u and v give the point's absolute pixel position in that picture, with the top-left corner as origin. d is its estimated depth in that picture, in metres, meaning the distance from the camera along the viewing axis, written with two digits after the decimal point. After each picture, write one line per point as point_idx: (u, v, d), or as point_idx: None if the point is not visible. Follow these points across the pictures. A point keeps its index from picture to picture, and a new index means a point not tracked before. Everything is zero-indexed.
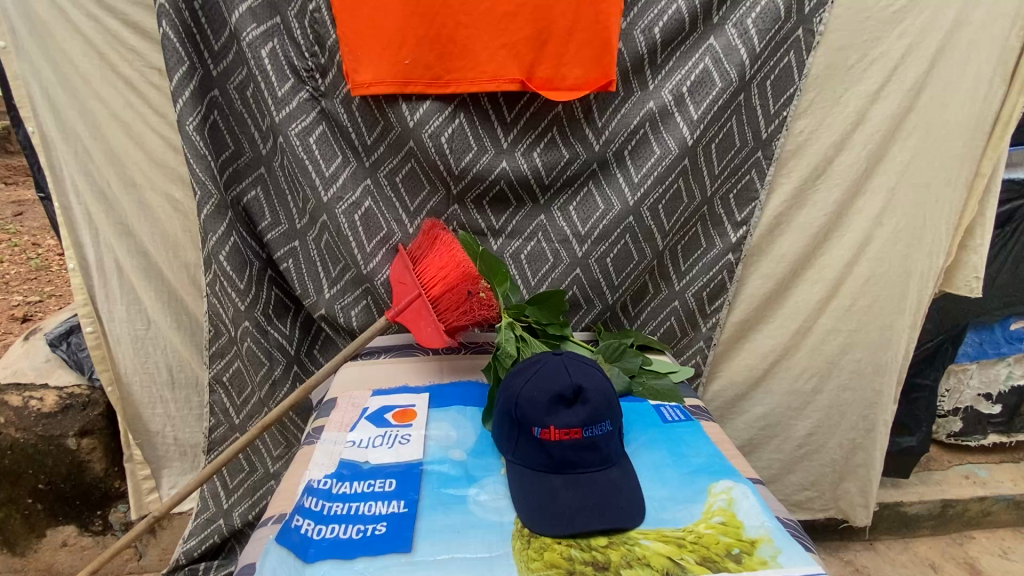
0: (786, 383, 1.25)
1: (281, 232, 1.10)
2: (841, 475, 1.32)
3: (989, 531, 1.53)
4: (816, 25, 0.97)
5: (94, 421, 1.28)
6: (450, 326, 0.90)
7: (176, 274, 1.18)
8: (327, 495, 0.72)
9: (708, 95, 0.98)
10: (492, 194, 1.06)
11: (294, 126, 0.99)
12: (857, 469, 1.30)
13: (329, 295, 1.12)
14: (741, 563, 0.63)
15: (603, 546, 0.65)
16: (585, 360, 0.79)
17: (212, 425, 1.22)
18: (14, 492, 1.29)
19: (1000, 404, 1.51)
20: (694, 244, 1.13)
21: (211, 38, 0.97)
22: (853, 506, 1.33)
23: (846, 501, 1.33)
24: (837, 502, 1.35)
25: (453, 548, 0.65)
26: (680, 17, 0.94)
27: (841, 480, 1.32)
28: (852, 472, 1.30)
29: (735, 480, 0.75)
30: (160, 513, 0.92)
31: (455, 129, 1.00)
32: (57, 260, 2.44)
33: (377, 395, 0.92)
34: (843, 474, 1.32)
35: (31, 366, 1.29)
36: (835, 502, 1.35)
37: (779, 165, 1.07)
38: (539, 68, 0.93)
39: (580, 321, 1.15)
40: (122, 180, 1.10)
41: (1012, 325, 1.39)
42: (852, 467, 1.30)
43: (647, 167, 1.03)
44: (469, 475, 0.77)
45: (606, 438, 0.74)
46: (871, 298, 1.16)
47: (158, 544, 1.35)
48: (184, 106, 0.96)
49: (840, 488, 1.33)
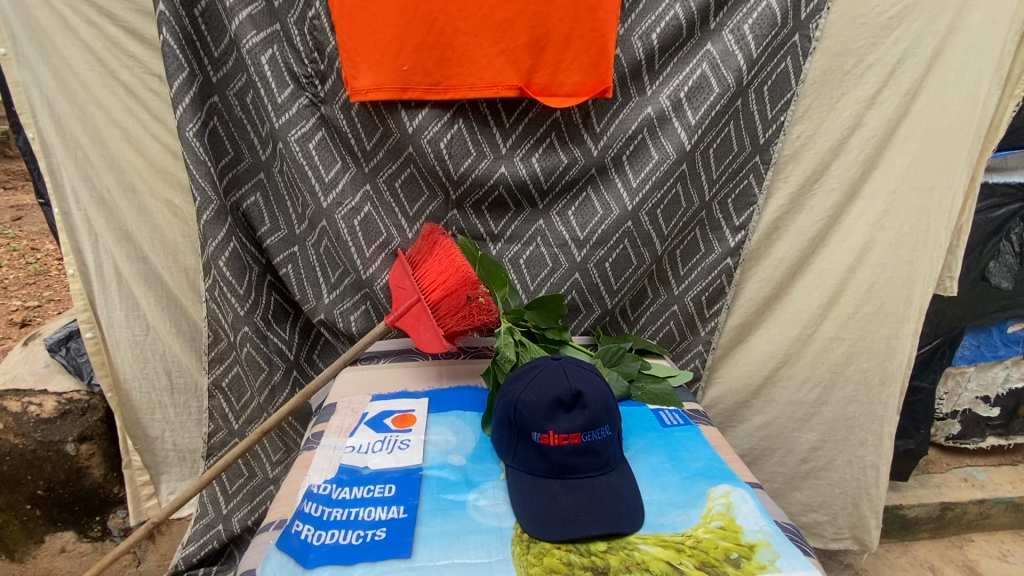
0: (788, 392, 1.25)
1: (281, 237, 1.10)
2: (854, 500, 1.28)
3: (988, 534, 1.53)
4: (812, 31, 0.98)
5: (93, 426, 1.28)
6: (450, 330, 0.91)
7: (175, 279, 1.18)
8: (327, 500, 0.72)
9: (706, 100, 0.98)
10: (491, 199, 1.06)
11: (294, 132, 0.99)
12: (868, 490, 1.26)
13: (328, 300, 1.12)
14: (740, 567, 0.63)
15: (602, 550, 0.66)
16: (584, 364, 0.80)
17: (211, 430, 1.23)
18: (13, 497, 1.29)
19: (998, 407, 1.52)
20: (693, 248, 1.14)
21: (211, 45, 0.98)
22: (867, 532, 1.29)
23: (859, 526, 1.30)
24: (851, 528, 1.31)
25: (452, 553, 0.65)
26: (677, 23, 0.95)
27: (854, 504, 1.28)
28: (864, 496, 1.27)
29: (734, 484, 0.76)
30: (158, 520, 0.90)
31: (454, 134, 1.01)
32: (56, 264, 2.45)
33: (376, 400, 0.92)
34: (855, 497, 1.28)
35: (30, 372, 1.28)
36: (848, 528, 1.32)
37: (777, 169, 1.08)
38: (537, 74, 0.93)
39: (579, 325, 1.16)
40: (122, 185, 1.10)
41: (1010, 327, 1.39)
42: (864, 489, 1.27)
43: (646, 172, 1.03)
44: (469, 479, 0.77)
45: (606, 442, 0.75)
46: (876, 304, 1.14)
47: (157, 549, 1.35)
48: (184, 112, 0.96)
49: (854, 512, 1.29)
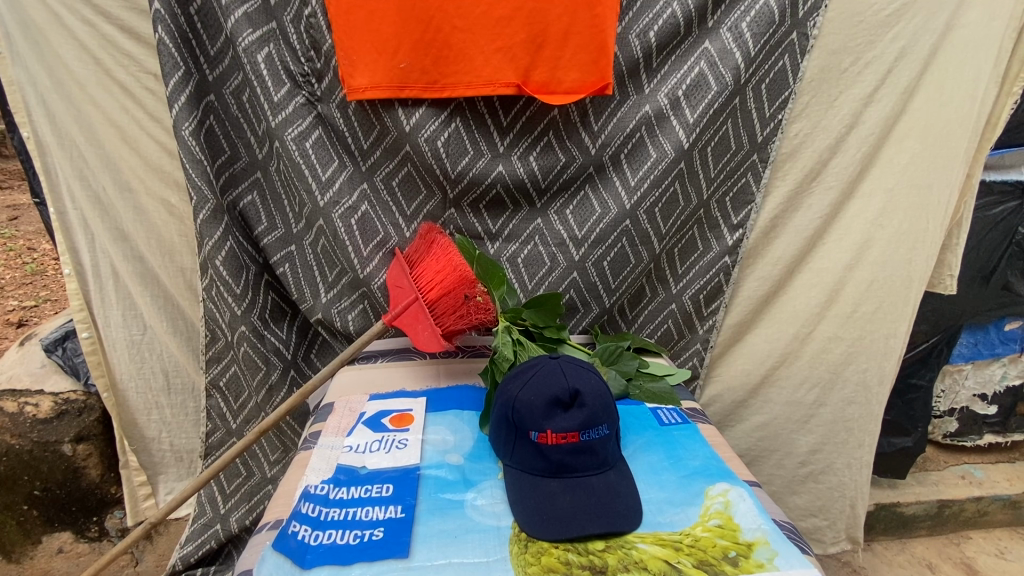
0: (786, 392, 1.25)
1: (277, 237, 1.10)
2: (852, 503, 1.28)
3: (985, 531, 1.53)
4: (810, 28, 0.98)
5: (89, 427, 1.28)
6: (447, 330, 0.90)
7: (172, 279, 1.17)
8: (324, 500, 0.71)
9: (704, 98, 0.98)
10: (489, 198, 1.06)
11: (290, 131, 0.99)
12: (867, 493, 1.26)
13: (325, 299, 1.12)
14: (738, 565, 0.63)
15: (600, 549, 0.65)
16: (582, 364, 0.80)
17: (209, 430, 1.22)
18: (10, 497, 1.28)
19: (995, 404, 1.52)
20: (691, 247, 1.14)
21: (207, 44, 0.97)
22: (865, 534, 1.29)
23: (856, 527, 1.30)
24: (848, 531, 1.32)
25: (449, 553, 0.65)
26: (675, 21, 0.95)
27: (852, 507, 1.29)
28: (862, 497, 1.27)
29: (731, 483, 0.76)
30: (155, 520, 0.90)
31: (451, 133, 1.00)
32: (52, 264, 2.44)
33: (374, 399, 0.92)
34: (854, 500, 1.28)
35: (27, 371, 1.28)
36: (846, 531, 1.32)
37: (774, 168, 1.08)
38: (535, 72, 0.93)
39: (577, 324, 1.16)
40: (118, 184, 1.09)
41: (1007, 325, 1.40)
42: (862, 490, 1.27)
43: (644, 171, 1.03)
44: (467, 479, 0.77)
45: (604, 441, 0.74)
46: (874, 303, 1.14)
47: (155, 550, 1.35)
48: (180, 111, 0.96)
49: (850, 513, 1.29)
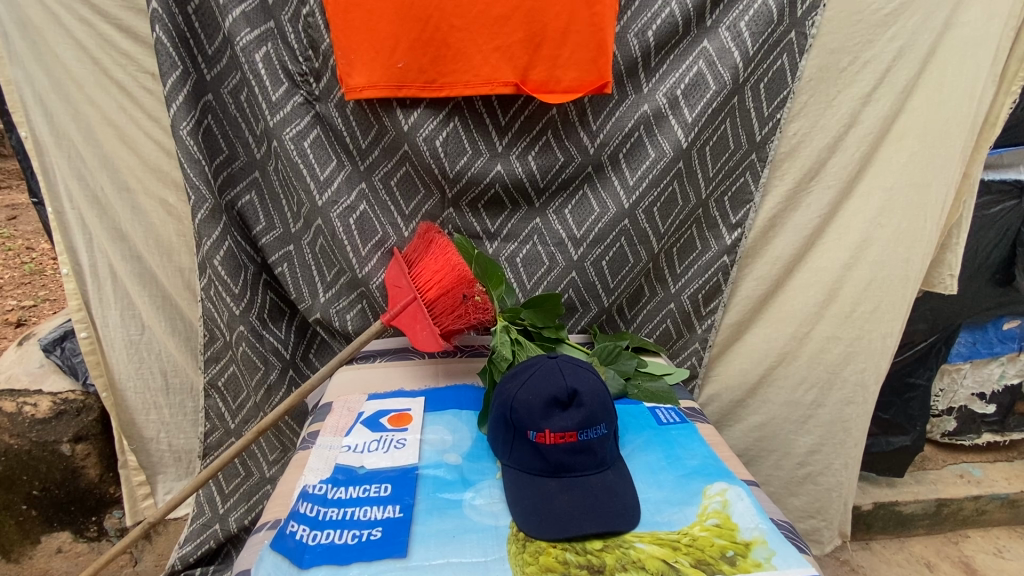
0: (785, 392, 1.25)
1: (275, 236, 1.10)
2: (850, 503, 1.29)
3: (983, 530, 1.53)
4: (808, 27, 0.98)
5: (88, 427, 1.28)
6: (446, 330, 0.90)
7: (170, 279, 1.17)
8: (322, 500, 0.71)
9: (702, 97, 0.98)
10: (487, 197, 1.06)
11: (288, 130, 0.99)
12: None
13: (324, 299, 1.12)
14: (736, 565, 0.63)
15: (598, 549, 0.66)
16: (580, 363, 0.80)
17: (207, 430, 1.22)
18: (9, 497, 1.28)
19: (993, 404, 1.52)
20: (690, 246, 1.14)
21: (205, 43, 0.97)
22: None
23: None
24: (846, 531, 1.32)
25: (447, 553, 0.65)
26: (673, 20, 0.95)
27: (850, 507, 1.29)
28: None
29: (729, 482, 0.76)
30: (153, 520, 0.90)
31: (449, 133, 1.00)
32: (51, 264, 2.44)
33: (372, 399, 0.92)
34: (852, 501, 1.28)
35: (25, 371, 1.28)
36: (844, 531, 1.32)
37: (773, 167, 1.08)
38: (533, 71, 0.93)
39: (576, 324, 1.16)
40: (116, 184, 1.09)
41: (1005, 325, 1.40)
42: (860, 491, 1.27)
43: (642, 170, 1.03)
44: (465, 479, 0.77)
45: (602, 441, 0.74)
46: (873, 303, 1.14)
47: (154, 550, 1.35)
48: (178, 110, 0.96)
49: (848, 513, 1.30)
